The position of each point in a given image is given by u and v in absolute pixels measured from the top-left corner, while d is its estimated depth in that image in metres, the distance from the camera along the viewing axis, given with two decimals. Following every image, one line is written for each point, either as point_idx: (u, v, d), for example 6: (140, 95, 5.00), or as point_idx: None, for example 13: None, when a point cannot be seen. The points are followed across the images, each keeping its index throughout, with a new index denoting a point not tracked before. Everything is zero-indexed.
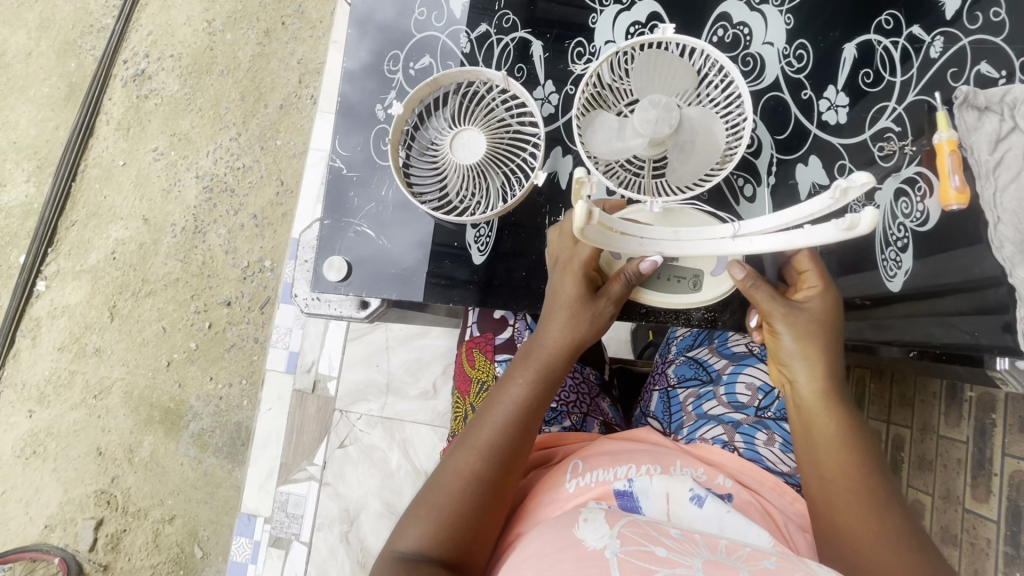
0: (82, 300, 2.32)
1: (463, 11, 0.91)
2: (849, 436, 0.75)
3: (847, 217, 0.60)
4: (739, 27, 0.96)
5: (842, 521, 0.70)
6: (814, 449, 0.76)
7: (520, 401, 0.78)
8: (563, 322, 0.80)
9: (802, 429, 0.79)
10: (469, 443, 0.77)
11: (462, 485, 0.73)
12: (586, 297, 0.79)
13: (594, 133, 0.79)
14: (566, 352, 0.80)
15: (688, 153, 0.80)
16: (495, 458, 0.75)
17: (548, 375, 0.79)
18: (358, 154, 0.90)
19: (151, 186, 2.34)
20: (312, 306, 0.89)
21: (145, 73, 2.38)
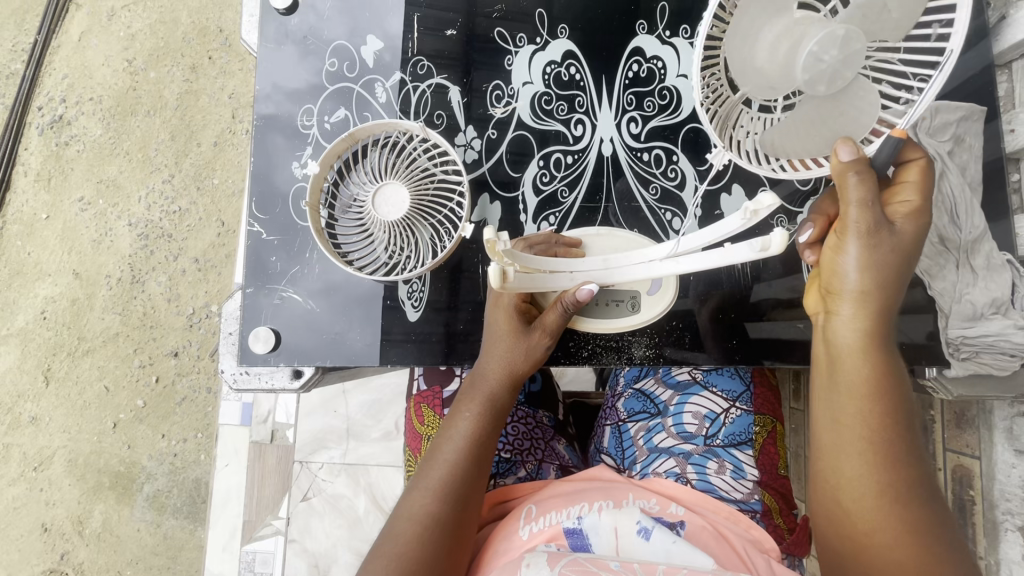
0: (12, 367, 2.15)
1: (376, 59, 0.88)
2: (880, 385, 0.62)
3: (759, 241, 0.60)
4: (653, 61, 0.86)
5: (840, 467, 0.63)
6: (835, 407, 0.64)
7: (463, 445, 0.73)
8: (501, 355, 0.75)
9: (824, 382, 0.65)
10: (420, 485, 0.72)
11: (419, 532, 0.68)
12: (520, 331, 0.75)
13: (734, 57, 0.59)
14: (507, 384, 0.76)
15: (807, 122, 0.64)
16: (452, 498, 0.70)
17: (492, 406, 0.75)
18: (277, 215, 0.86)
19: (79, 238, 2.20)
20: (242, 380, 0.85)
21: (64, 119, 2.23)
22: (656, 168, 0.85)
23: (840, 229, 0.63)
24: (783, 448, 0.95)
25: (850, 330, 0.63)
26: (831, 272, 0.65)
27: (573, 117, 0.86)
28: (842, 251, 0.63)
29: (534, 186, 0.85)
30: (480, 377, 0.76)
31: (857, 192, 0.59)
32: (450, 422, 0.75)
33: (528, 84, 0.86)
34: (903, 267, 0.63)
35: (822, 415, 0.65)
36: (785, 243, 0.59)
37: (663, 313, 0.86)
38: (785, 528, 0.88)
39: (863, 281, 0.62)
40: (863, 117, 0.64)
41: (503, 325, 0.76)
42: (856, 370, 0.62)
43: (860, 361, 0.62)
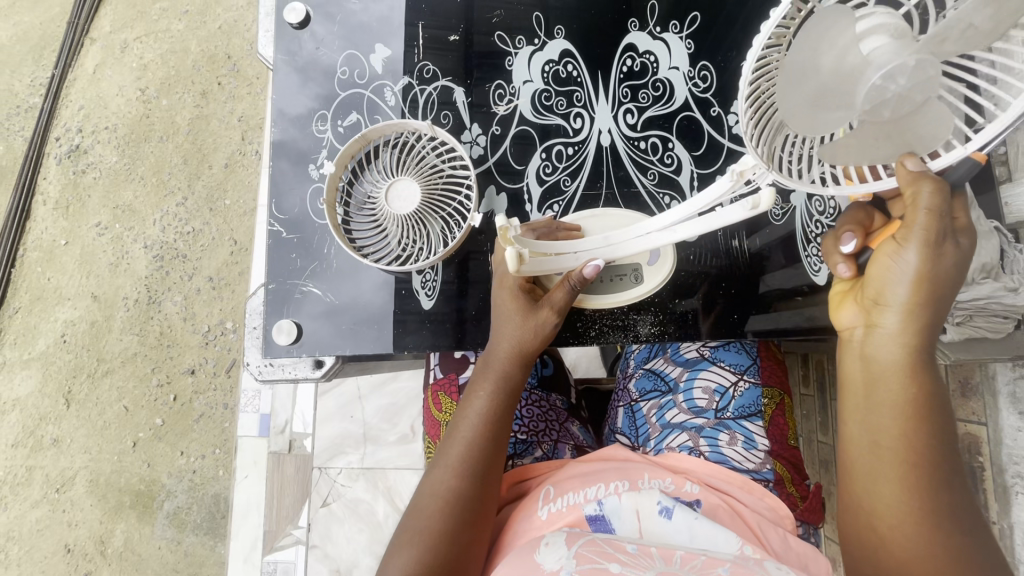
0: (33, 390, 2.21)
1: (385, 66, 0.93)
2: (921, 409, 0.62)
3: (750, 199, 0.64)
4: (646, 55, 0.91)
5: (877, 486, 0.63)
6: (875, 426, 0.64)
7: (480, 421, 0.76)
8: (512, 330, 0.78)
9: (863, 401, 0.65)
10: (441, 465, 0.75)
11: (443, 506, 0.71)
12: (528, 306, 0.79)
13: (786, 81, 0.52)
14: (515, 359, 0.78)
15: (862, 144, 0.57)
16: (472, 473, 0.73)
17: (505, 383, 0.78)
18: (296, 215, 0.90)
19: (97, 262, 2.27)
20: (266, 372, 0.89)
21: (81, 148, 2.32)
22: (653, 155, 0.88)
23: (902, 236, 0.60)
24: (792, 419, 0.97)
25: (892, 349, 0.62)
26: (881, 282, 0.63)
27: (572, 111, 0.90)
28: (902, 258, 0.60)
29: (537, 177, 0.89)
30: (494, 356, 0.79)
31: (928, 203, 0.57)
32: (465, 402, 0.79)
33: (528, 82, 0.91)
34: (952, 285, 0.61)
35: (860, 434, 0.65)
36: (773, 198, 0.63)
37: (660, 285, 0.90)
38: (798, 497, 0.89)
39: (913, 298, 0.61)
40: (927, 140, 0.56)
41: (511, 304, 0.79)
42: (895, 392, 0.62)
43: (902, 384, 0.62)
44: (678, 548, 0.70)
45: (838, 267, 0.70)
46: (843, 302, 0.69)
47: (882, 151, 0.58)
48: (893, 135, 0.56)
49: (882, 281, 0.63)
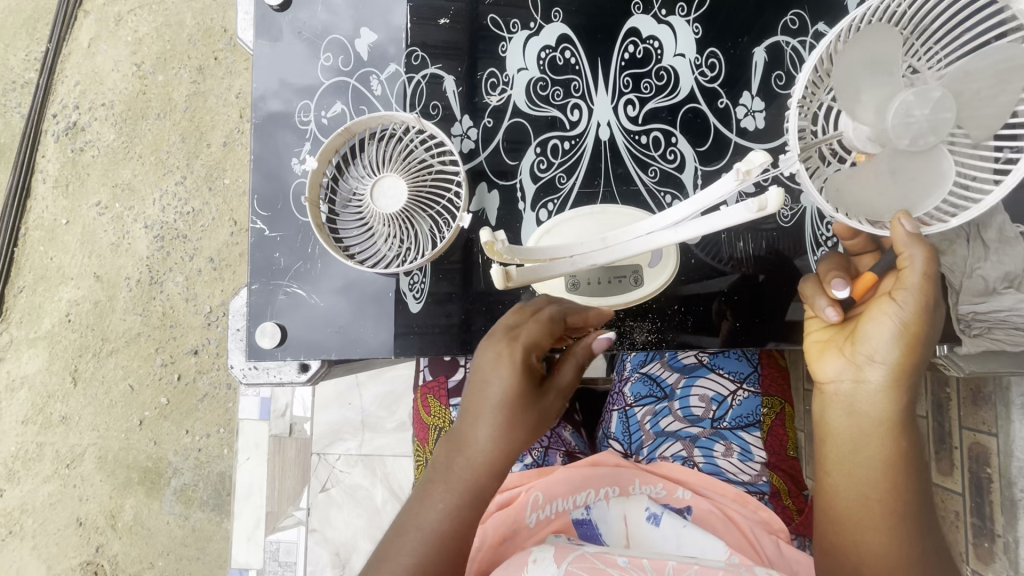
0: (41, 368, 2.22)
1: (371, 52, 0.87)
2: (902, 467, 0.60)
3: (757, 200, 0.60)
4: (649, 41, 0.84)
5: (860, 537, 0.60)
6: (859, 482, 0.61)
7: (446, 524, 0.62)
8: (494, 433, 0.63)
9: (846, 455, 0.61)
10: (397, 557, 0.61)
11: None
12: (523, 399, 0.64)
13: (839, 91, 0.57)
14: (500, 463, 0.64)
15: (878, 182, 0.58)
16: (438, 572, 0.60)
17: (482, 491, 0.63)
18: (279, 212, 0.86)
19: (97, 241, 2.25)
20: (251, 375, 0.86)
21: (78, 125, 2.28)
22: (654, 150, 0.83)
23: (891, 293, 0.59)
24: (792, 429, 0.94)
25: (879, 405, 0.59)
26: (868, 336, 0.59)
27: (569, 102, 0.85)
28: (894, 315, 0.58)
29: (531, 173, 0.84)
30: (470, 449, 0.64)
31: (921, 265, 0.57)
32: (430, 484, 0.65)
33: (522, 70, 0.85)
34: (930, 348, 0.60)
35: (846, 490, 0.61)
36: (781, 200, 0.58)
37: (661, 289, 0.85)
38: (795, 509, 0.87)
39: (900, 360, 0.58)
40: (931, 187, 0.58)
41: (501, 395, 0.63)
42: (879, 452, 0.60)
43: (886, 445, 0.59)
44: (672, 558, 0.70)
45: (823, 311, 0.63)
46: (825, 352, 0.64)
47: (885, 201, 0.59)
48: (905, 182, 0.58)
49: (869, 337, 0.59)
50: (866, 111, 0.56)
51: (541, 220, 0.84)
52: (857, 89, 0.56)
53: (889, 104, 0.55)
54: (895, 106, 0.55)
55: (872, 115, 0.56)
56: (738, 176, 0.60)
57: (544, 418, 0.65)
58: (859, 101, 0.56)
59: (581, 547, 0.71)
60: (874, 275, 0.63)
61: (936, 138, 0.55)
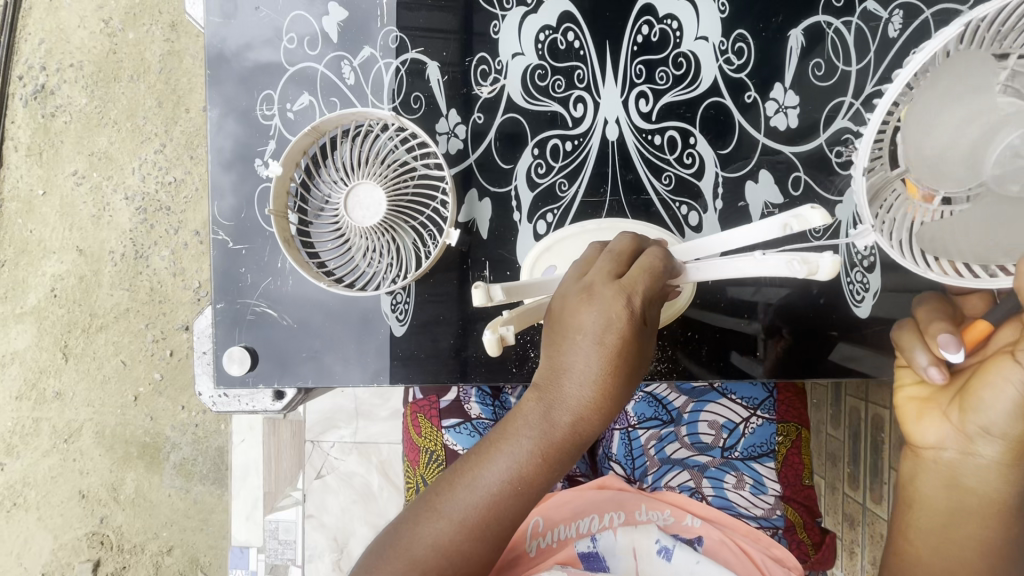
0: (31, 344, 2.12)
1: (342, 32, 0.75)
2: (1004, 550, 0.56)
3: (807, 262, 0.51)
4: (667, 21, 0.72)
5: None
6: (951, 557, 0.58)
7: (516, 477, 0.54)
8: (589, 384, 0.54)
9: (938, 525, 0.58)
10: (445, 513, 0.55)
11: (440, 564, 0.54)
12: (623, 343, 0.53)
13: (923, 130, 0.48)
14: (588, 419, 0.54)
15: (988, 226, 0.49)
16: (493, 539, 0.55)
17: (567, 445, 0.54)
18: (243, 221, 0.76)
19: (77, 213, 2.09)
20: (222, 402, 0.79)
21: (47, 88, 2.08)
22: (669, 153, 0.72)
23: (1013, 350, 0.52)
24: (809, 456, 0.87)
25: (987, 482, 0.56)
26: (984, 404, 0.54)
27: (573, 95, 0.73)
28: (1019, 383, 0.52)
29: (528, 178, 0.74)
30: (558, 406, 0.54)
31: None
32: (501, 435, 0.56)
33: (518, 55, 0.74)
34: None
35: (932, 561, 0.59)
36: (834, 269, 0.51)
37: (674, 317, 0.77)
38: (811, 546, 0.82)
39: (1022, 438, 0.53)
40: None
41: (597, 332, 0.53)
42: (977, 530, 0.57)
43: (987, 523, 0.56)
44: None
45: (926, 371, 0.58)
46: (924, 414, 0.60)
47: (994, 246, 0.49)
48: (1016, 224, 0.48)
49: (983, 407, 0.54)
50: (958, 162, 0.47)
51: (540, 233, 0.74)
52: (952, 130, 0.47)
53: (989, 145, 0.46)
54: (1000, 149, 0.46)
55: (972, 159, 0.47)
56: (786, 228, 0.51)
57: (642, 370, 0.56)
58: (950, 154, 0.48)
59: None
60: (989, 325, 0.57)
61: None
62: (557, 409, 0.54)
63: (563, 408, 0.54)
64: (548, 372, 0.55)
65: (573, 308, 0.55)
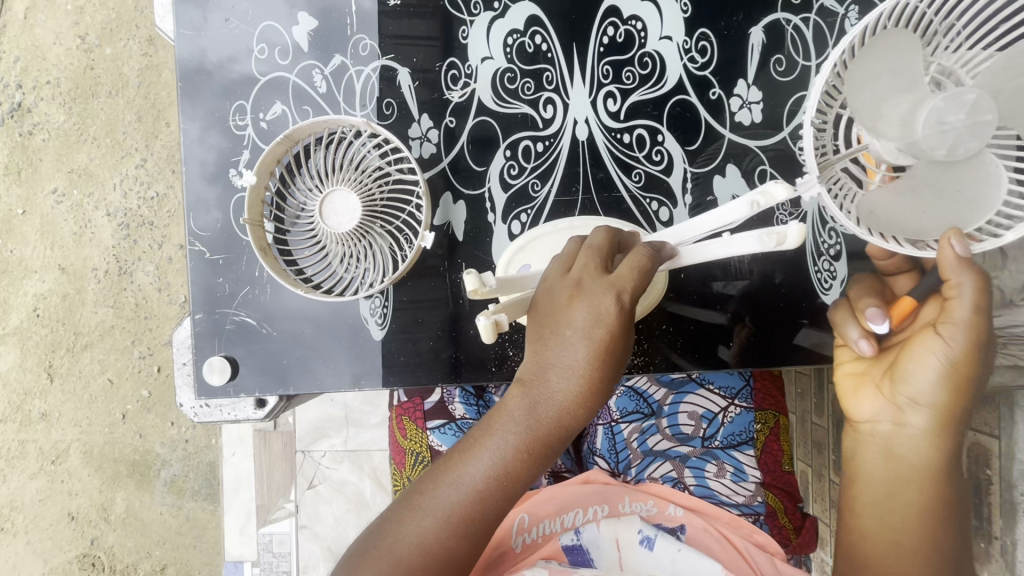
0: (14, 365, 2.08)
1: (312, 41, 0.76)
2: (945, 518, 0.59)
3: (773, 233, 0.54)
4: (631, 22, 0.74)
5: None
6: (901, 525, 0.60)
7: (500, 473, 0.56)
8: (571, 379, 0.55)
9: (884, 495, 0.62)
10: (429, 509, 0.57)
11: (423, 562, 0.56)
12: (608, 339, 0.55)
13: (859, 91, 0.54)
14: (571, 414, 0.56)
15: (921, 197, 0.53)
16: (477, 533, 0.57)
17: (550, 440, 0.56)
18: (219, 232, 0.77)
19: (58, 231, 2.07)
20: (203, 413, 0.79)
21: (23, 106, 2.06)
22: (639, 151, 0.74)
23: (936, 323, 0.58)
24: (788, 442, 0.89)
25: (922, 448, 0.59)
26: (910, 373, 0.59)
27: (542, 96, 0.75)
28: (938, 352, 0.57)
29: (501, 180, 0.75)
30: (544, 401, 0.56)
31: (968, 301, 0.56)
32: (484, 432, 0.58)
33: (487, 60, 0.75)
34: (978, 387, 0.59)
35: (880, 530, 0.61)
36: (802, 234, 0.53)
37: (652, 306, 0.78)
38: (791, 529, 0.85)
39: (949, 400, 0.58)
40: (981, 202, 0.52)
41: (581, 328, 0.55)
42: (920, 495, 0.59)
43: (927, 488, 0.59)
44: None
45: (857, 344, 0.66)
46: (860, 389, 0.65)
47: (926, 217, 0.54)
48: (946, 196, 0.53)
49: (910, 377, 0.59)
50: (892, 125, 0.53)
51: (515, 233, 0.75)
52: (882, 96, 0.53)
53: (917, 114, 0.51)
54: (925, 115, 0.51)
55: (899, 124, 0.52)
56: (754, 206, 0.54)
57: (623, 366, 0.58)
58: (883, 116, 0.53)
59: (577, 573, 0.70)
60: (913, 302, 0.60)
61: (975, 142, 0.50)
62: (543, 404, 0.56)
63: (548, 403, 0.56)
64: (534, 368, 0.57)
65: (560, 305, 0.57)
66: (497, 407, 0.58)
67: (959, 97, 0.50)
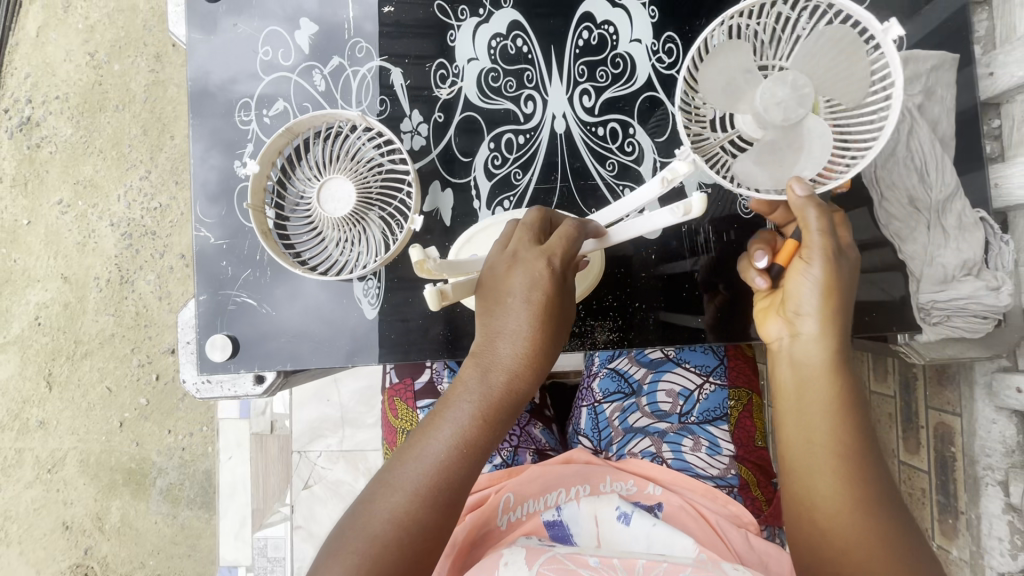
0: (14, 373, 2.12)
1: (312, 44, 0.82)
2: (844, 409, 0.66)
3: (681, 204, 0.62)
4: (605, 26, 0.81)
5: (808, 477, 0.66)
6: (808, 424, 0.67)
7: (461, 435, 0.61)
8: (515, 337, 0.62)
9: (794, 402, 0.69)
10: (397, 485, 0.60)
11: (398, 536, 0.58)
12: (548, 301, 0.62)
13: (712, 79, 0.67)
14: (520, 371, 0.62)
15: (779, 154, 0.67)
16: (447, 499, 0.60)
17: (503, 396, 0.61)
18: (224, 218, 0.82)
19: (63, 241, 2.12)
20: (205, 388, 0.83)
21: (32, 120, 2.13)
22: (612, 142, 0.80)
23: (805, 251, 0.67)
24: (760, 418, 0.95)
25: (814, 352, 0.67)
26: (793, 294, 0.69)
27: (523, 93, 0.81)
28: (807, 273, 0.67)
29: (485, 169, 0.81)
30: (495, 367, 0.62)
31: (817, 221, 0.65)
32: (444, 406, 0.62)
33: (473, 60, 0.81)
34: (851, 293, 0.68)
35: (792, 431, 0.68)
36: (705, 203, 0.61)
37: (593, 287, 0.83)
38: (763, 500, 0.88)
39: (828, 304, 0.66)
40: (817, 150, 0.65)
41: (521, 294, 0.62)
42: (822, 393, 0.67)
43: (827, 384, 0.67)
44: (642, 555, 0.70)
45: (754, 280, 0.76)
46: (766, 317, 0.74)
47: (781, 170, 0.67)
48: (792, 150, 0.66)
49: (795, 294, 0.68)
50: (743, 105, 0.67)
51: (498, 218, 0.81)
52: (739, 91, 0.67)
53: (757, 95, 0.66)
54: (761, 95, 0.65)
55: (752, 108, 0.67)
56: (664, 182, 0.63)
57: (564, 327, 0.65)
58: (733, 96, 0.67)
59: (555, 547, 0.71)
60: (794, 243, 0.71)
61: (804, 110, 0.64)
62: (493, 369, 0.62)
63: (498, 366, 0.62)
64: (483, 340, 0.63)
65: (501, 275, 0.63)
66: (453, 383, 0.63)
67: (782, 78, 0.64)
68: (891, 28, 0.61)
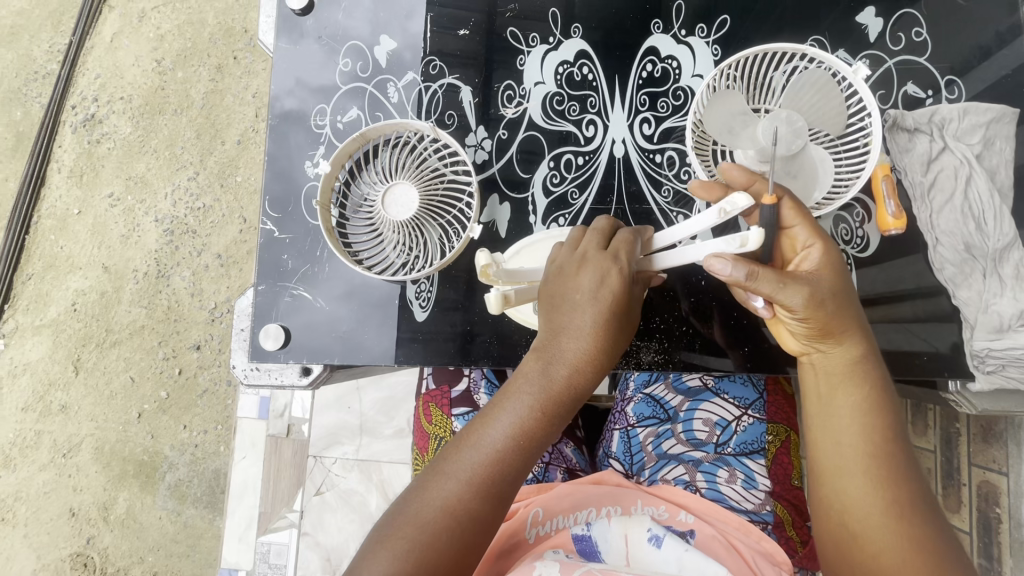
0: (44, 356, 2.18)
1: (389, 59, 0.88)
2: (876, 431, 0.67)
3: (738, 237, 0.61)
4: (668, 61, 0.86)
5: (846, 501, 0.66)
6: (844, 450, 0.67)
7: (519, 423, 0.61)
8: (583, 330, 0.62)
9: (831, 429, 0.68)
10: (451, 474, 0.60)
11: (449, 522, 0.58)
12: (621, 298, 0.63)
13: (716, 120, 0.73)
14: (588, 364, 0.62)
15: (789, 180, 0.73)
16: (500, 487, 0.60)
17: (567, 389, 0.62)
18: (290, 213, 0.86)
19: (108, 232, 2.22)
20: (253, 376, 0.86)
21: (96, 117, 2.26)
22: (668, 169, 0.84)
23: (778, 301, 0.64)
24: (797, 459, 0.93)
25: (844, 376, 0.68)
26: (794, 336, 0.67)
27: (585, 118, 0.85)
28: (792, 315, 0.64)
29: (544, 187, 0.84)
30: (557, 361, 0.62)
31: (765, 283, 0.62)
32: (502, 398, 0.63)
33: (539, 83, 0.86)
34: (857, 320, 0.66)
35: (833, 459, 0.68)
36: (761, 238, 0.60)
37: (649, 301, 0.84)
38: (798, 541, 0.87)
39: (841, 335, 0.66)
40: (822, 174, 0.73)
41: (591, 290, 0.62)
42: (857, 419, 0.67)
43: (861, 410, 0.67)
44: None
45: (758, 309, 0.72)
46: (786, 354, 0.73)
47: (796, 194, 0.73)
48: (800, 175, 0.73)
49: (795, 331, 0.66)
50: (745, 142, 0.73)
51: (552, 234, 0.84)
52: (741, 130, 0.73)
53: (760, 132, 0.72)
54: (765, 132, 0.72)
55: (754, 143, 0.73)
56: (721, 214, 0.62)
57: (629, 328, 0.66)
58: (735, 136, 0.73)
59: (588, 564, 0.70)
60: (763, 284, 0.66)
61: (802, 140, 0.72)
62: (556, 364, 0.62)
63: (563, 359, 0.62)
64: (548, 337, 0.63)
65: (570, 274, 0.64)
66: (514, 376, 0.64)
67: (778, 116, 0.72)
68: (858, 70, 0.75)
